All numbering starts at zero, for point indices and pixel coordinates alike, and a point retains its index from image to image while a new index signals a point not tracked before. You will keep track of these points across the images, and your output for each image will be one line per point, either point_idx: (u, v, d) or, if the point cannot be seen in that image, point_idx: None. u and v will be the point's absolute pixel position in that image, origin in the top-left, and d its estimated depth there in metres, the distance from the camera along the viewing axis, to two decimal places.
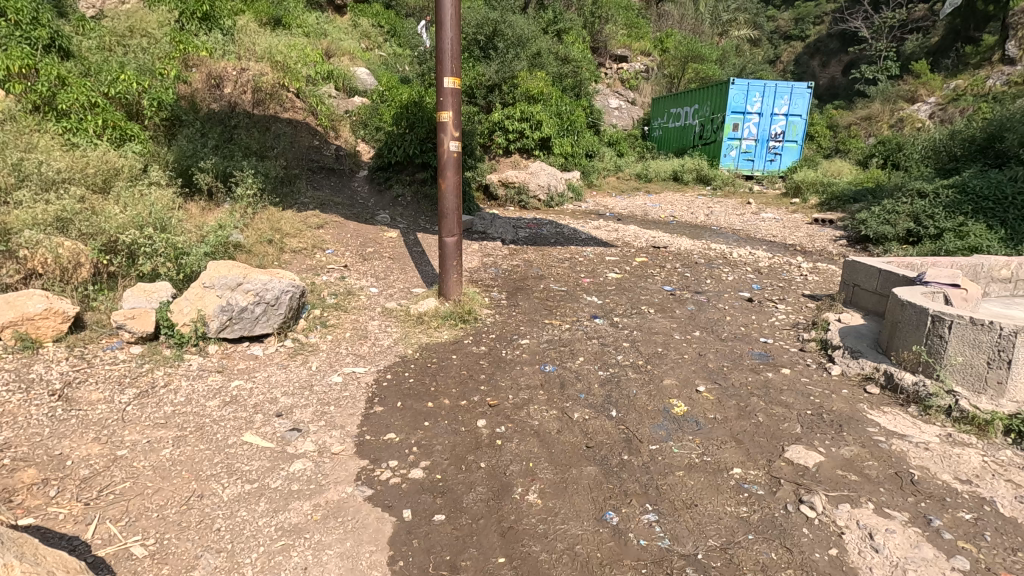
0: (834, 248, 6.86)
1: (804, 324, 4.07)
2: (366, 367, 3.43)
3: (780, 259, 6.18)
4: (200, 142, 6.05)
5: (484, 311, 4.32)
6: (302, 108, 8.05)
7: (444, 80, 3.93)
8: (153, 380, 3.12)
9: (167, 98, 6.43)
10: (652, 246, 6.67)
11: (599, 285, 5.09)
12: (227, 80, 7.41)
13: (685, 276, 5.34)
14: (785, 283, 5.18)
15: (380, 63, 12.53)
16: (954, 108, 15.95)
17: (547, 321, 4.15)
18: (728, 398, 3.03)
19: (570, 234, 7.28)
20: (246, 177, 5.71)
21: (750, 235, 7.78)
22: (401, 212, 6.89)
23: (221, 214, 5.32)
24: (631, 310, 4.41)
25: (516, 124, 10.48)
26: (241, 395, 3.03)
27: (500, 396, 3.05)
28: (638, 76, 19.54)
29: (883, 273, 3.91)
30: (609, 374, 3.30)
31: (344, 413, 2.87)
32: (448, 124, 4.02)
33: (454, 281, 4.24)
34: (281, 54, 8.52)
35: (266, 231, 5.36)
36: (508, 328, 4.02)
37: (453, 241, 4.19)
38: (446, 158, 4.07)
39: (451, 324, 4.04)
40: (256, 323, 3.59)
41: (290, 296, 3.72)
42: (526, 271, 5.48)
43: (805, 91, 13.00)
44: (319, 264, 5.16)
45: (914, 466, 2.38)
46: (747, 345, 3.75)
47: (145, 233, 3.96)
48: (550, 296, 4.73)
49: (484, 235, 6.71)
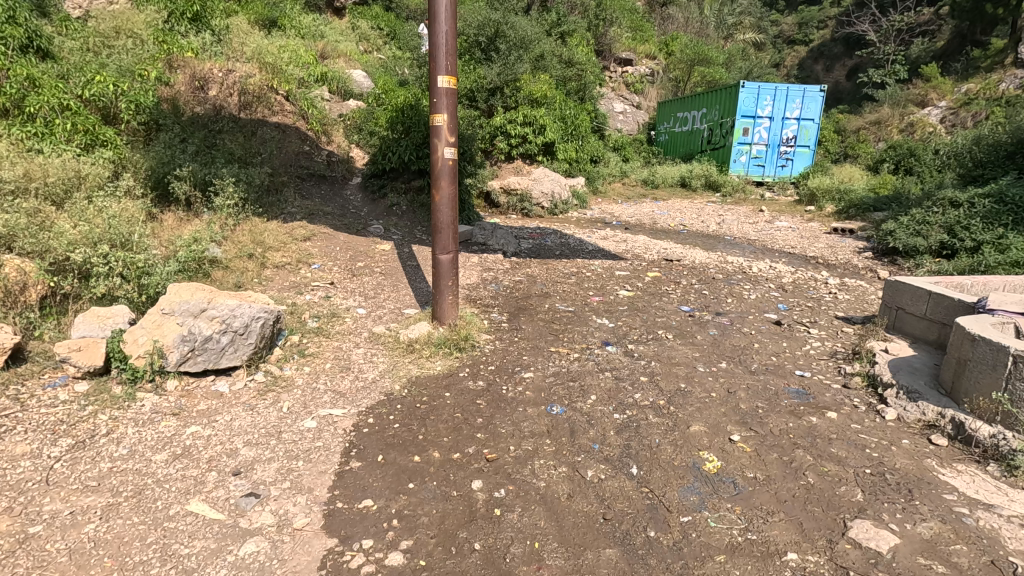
0: (860, 260, 6.39)
1: (844, 353, 3.60)
2: (345, 409, 2.96)
3: (804, 273, 5.71)
4: (179, 148, 5.64)
5: (484, 337, 3.87)
6: (292, 111, 7.62)
7: (438, 79, 3.49)
8: (94, 427, 2.66)
9: (146, 100, 6.03)
10: (664, 258, 6.20)
11: (609, 304, 4.62)
12: (212, 82, 7.03)
13: (703, 294, 4.89)
14: (814, 303, 4.70)
15: (378, 65, 12.15)
16: (967, 112, 15.51)
17: (553, 350, 3.69)
18: (769, 450, 2.57)
19: (575, 245, 6.83)
20: (227, 185, 5.29)
21: (768, 246, 7.33)
22: (396, 222, 6.44)
23: (198, 226, 4.91)
24: (647, 335, 3.95)
25: (519, 128, 10.04)
26: (195, 446, 2.57)
27: (500, 446, 2.60)
28: (643, 79, 19.10)
29: (933, 296, 3.46)
30: (626, 419, 2.85)
31: (314, 471, 2.42)
32: (442, 127, 3.58)
33: (449, 303, 3.81)
34: (272, 55, 8.11)
35: (246, 246, 4.94)
36: (510, 358, 3.56)
37: (448, 257, 3.74)
38: (441, 166, 3.63)
39: (444, 353, 3.59)
40: (222, 354, 3.16)
41: (262, 322, 3.29)
42: (530, 288, 5.03)
43: (818, 94, 12.58)
44: (303, 281, 4.73)
45: (1012, 552, 1.92)
46: (781, 380, 3.28)
47: (100, 251, 3.51)
48: (556, 318, 4.28)
49: (484, 247, 6.27)
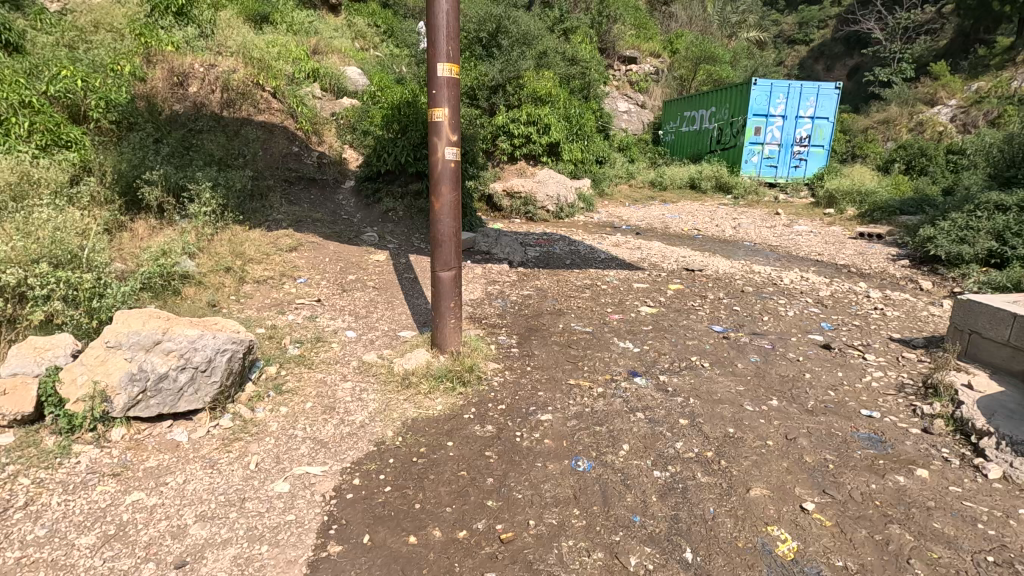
0: (896, 269, 5.88)
1: (914, 386, 3.07)
2: (324, 467, 2.43)
3: (841, 285, 5.19)
4: (152, 150, 5.14)
5: (491, 366, 3.34)
6: (280, 109, 7.05)
7: (436, 68, 2.97)
8: (10, 496, 2.15)
9: (118, 97, 5.53)
10: (685, 268, 5.67)
11: (631, 324, 4.09)
12: (193, 78, 6.52)
13: (735, 311, 4.37)
14: (861, 321, 4.18)
15: (375, 62, 11.63)
16: (979, 111, 15.04)
17: (572, 383, 3.16)
18: (854, 523, 2.06)
19: (586, 252, 6.31)
20: (203, 190, 4.80)
21: (791, 253, 6.83)
22: (392, 229, 5.92)
23: (170, 238, 4.42)
24: (679, 363, 3.43)
25: (522, 128, 9.55)
26: (133, 523, 2.05)
27: (517, 521, 2.09)
28: (647, 78, 18.59)
29: (1019, 320, 2.95)
30: (669, 478, 2.34)
31: (280, 561, 1.90)
32: (441, 123, 3.06)
33: (451, 327, 3.29)
34: (258, 49, 7.56)
35: (223, 259, 4.45)
36: (522, 394, 3.03)
37: (449, 275, 3.23)
38: (441, 169, 3.11)
39: (445, 389, 3.06)
40: (181, 396, 2.64)
41: (229, 355, 2.77)
42: (540, 305, 4.51)
43: (833, 92, 12.04)
44: (285, 299, 4.22)
45: None
46: (847, 423, 2.76)
47: (40, 270, 3.00)
48: (573, 341, 3.75)
49: (487, 256, 5.75)
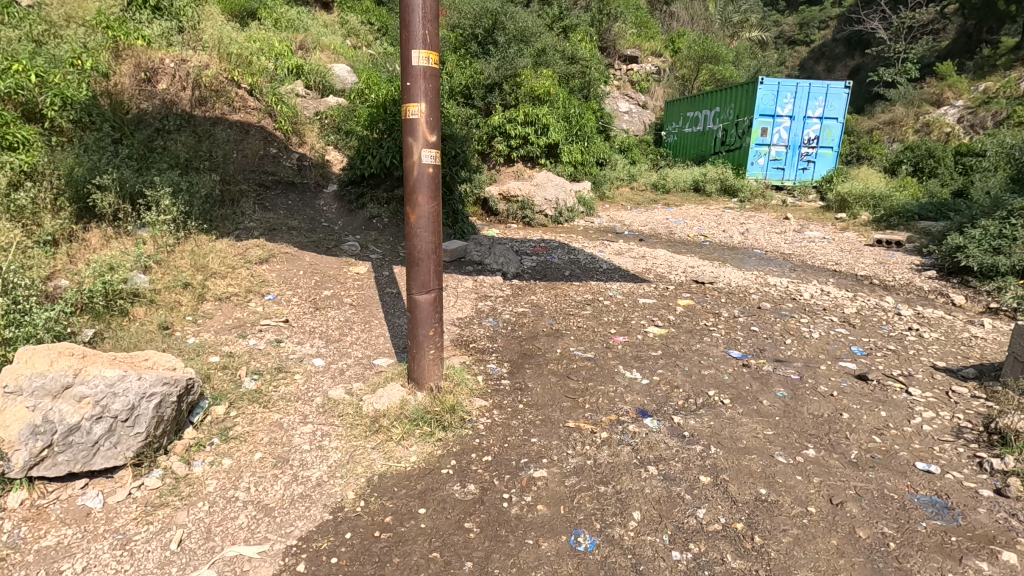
0: (923, 282, 5.42)
1: (974, 432, 2.61)
2: (263, 547, 1.97)
3: (866, 300, 4.73)
4: (110, 154, 4.69)
5: (478, 404, 2.87)
6: (258, 108, 6.58)
7: (411, 56, 2.51)
8: None
9: (76, 94, 5.06)
10: (694, 280, 5.22)
11: (638, 348, 3.62)
12: (162, 74, 6.05)
13: (753, 333, 3.91)
14: (897, 344, 3.71)
15: (367, 60, 11.17)
16: (986, 112, 14.58)
17: (571, 426, 2.69)
18: None
19: (587, 262, 5.84)
20: (162, 197, 4.38)
21: (806, 263, 6.37)
22: (375, 237, 5.45)
23: (122, 251, 4.00)
24: (695, 400, 2.96)
25: (519, 128, 9.11)
26: None
27: None
28: (648, 77, 18.15)
29: None
30: (692, 562, 1.88)
31: None
32: (417, 121, 2.59)
33: (430, 359, 2.82)
34: (236, 44, 7.09)
35: (182, 273, 3.99)
36: (512, 442, 2.56)
37: (428, 299, 2.76)
38: (417, 175, 2.64)
39: (421, 434, 2.59)
40: (96, 451, 2.17)
41: (157, 401, 2.29)
42: (535, 324, 4.04)
43: (842, 91, 11.60)
44: (249, 319, 3.75)
45: None
46: (902, 481, 2.29)
47: None
48: (572, 370, 3.28)
49: (480, 266, 5.29)
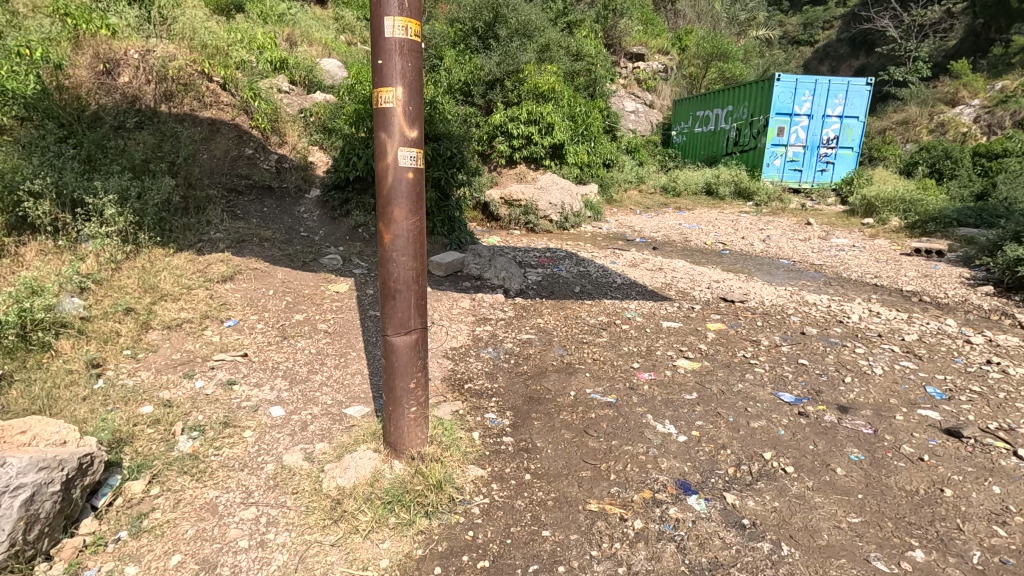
0: (981, 299, 4.78)
1: None
2: None
3: (924, 323, 4.08)
4: (51, 155, 4.08)
5: (472, 475, 2.24)
6: (232, 104, 5.96)
7: (383, 25, 1.89)
8: None
9: (18, 87, 4.41)
10: (722, 298, 4.58)
11: (669, 390, 2.99)
12: (125, 66, 5.44)
13: (806, 368, 3.26)
14: (983, 385, 3.06)
15: (361, 55, 10.56)
16: (1005, 111, 13.88)
17: (594, 509, 2.06)
18: None
19: (598, 275, 5.21)
20: (106, 206, 3.77)
21: (841, 275, 5.74)
22: (359, 249, 4.83)
23: (54, 270, 3.39)
24: (751, 467, 2.32)
25: (522, 127, 8.49)
26: None
27: None
28: (655, 76, 17.49)
29: None
30: None
31: None
32: (392, 110, 1.96)
33: (410, 420, 2.20)
34: (212, 35, 6.47)
35: (125, 296, 3.38)
36: (518, 539, 1.92)
37: (408, 341, 2.14)
38: (392, 183, 2.01)
39: (398, 524, 1.96)
40: None
41: (27, 496, 1.67)
42: (543, 356, 3.40)
43: (864, 88, 10.95)
44: (201, 353, 3.12)
45: None
46: None
47: None
48: (592, 422, 2.64)
49: (478, 281, 4.67)
